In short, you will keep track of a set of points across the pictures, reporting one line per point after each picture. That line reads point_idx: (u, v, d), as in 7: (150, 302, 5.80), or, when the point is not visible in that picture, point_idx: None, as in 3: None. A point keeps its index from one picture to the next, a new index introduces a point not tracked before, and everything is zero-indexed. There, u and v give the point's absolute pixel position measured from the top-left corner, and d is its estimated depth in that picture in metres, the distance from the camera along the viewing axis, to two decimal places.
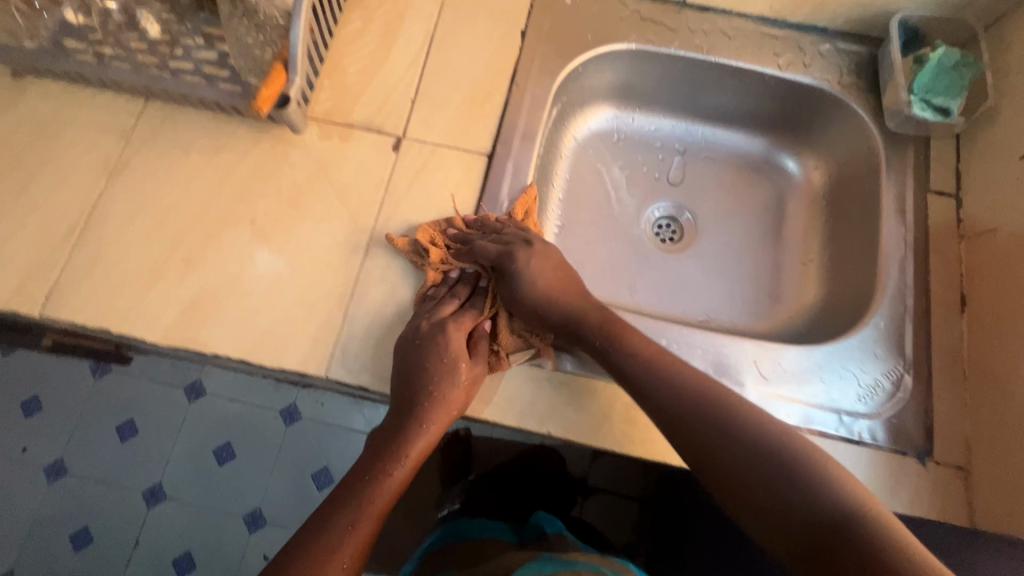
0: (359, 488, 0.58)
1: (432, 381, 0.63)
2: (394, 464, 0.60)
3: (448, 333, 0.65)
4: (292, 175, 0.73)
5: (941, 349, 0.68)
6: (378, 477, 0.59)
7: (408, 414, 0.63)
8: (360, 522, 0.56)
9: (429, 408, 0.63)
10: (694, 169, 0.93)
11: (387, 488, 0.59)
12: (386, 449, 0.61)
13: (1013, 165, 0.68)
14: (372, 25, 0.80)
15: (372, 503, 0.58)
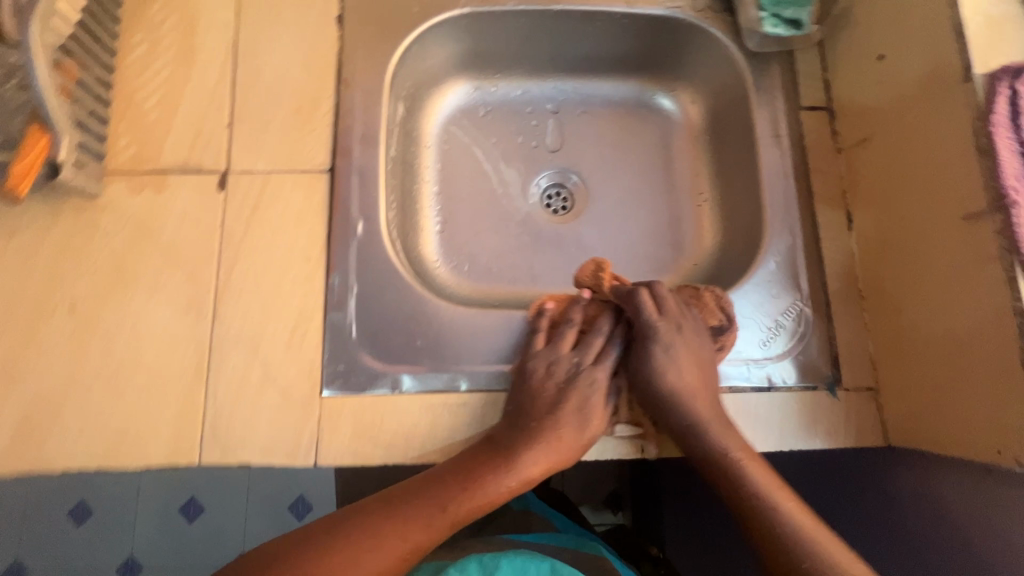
0: (442, 489, 0.54)
1: (562, 411, 0.59)
2: (496, 483, 0.55)
3: (588, 381, 0.61)
4: (107, 245, 0.63)
5: (835, 272, 0.67)
6: (470, 488, 0.55)
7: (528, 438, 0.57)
8: (433, 523, 0.53)
9: (548, 440, 0.58)
10: (572, 128, 0.85)
11: (472, 506, 0.54)
12: (486, 458, 0.57)
13: (873, 65, 0.64)
14: (162, 46, 0.68)
15: (452, 512, 0.53)
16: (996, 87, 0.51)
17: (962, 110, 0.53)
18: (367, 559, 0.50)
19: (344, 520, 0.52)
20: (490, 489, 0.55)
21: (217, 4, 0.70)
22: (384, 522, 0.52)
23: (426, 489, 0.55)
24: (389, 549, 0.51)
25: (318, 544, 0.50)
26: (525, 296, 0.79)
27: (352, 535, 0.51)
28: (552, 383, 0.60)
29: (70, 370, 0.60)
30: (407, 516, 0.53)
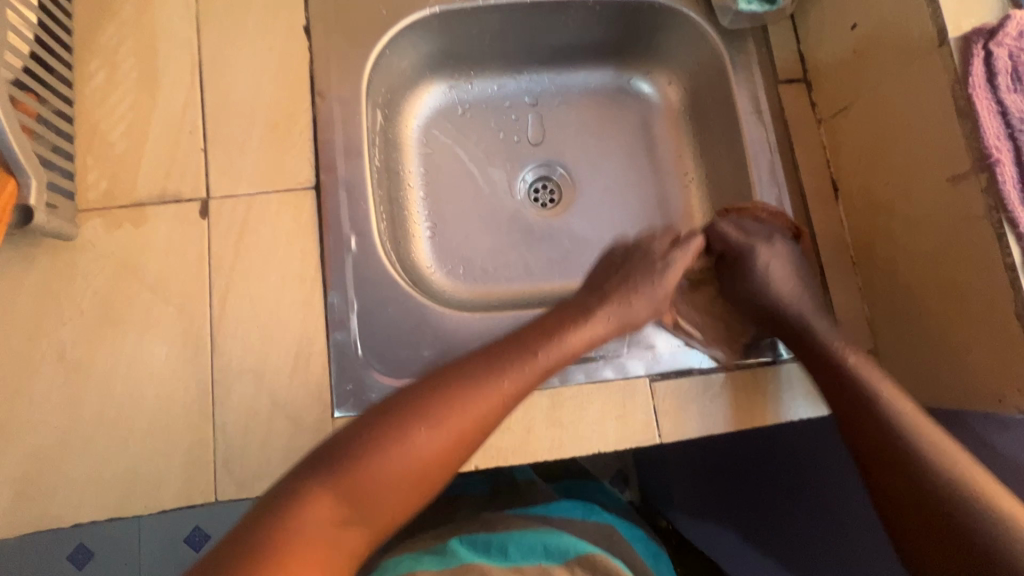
0: (527, 345, 0.57)
1: (637, 280, 0.65)
2: (573, 344, 0.59)
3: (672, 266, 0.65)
4: (91, 286, 0.60)
5: (826, 240, 0.68)
6: (553, 344, 0.58)
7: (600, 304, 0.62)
8: (524, 374, 0.55)
9: (620, 301, 0.63)
10: (554, 118, 0.84)
11: (558, 353, 0.57)
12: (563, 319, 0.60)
13: (846, 35, 0.65)
14: (121, 72, 0.65)
15: (540, 362, 0.56)
16: (971, 49, 0.52)
17: (939, 75, 0.54)
18: (469, 400, 0.51)
19: (447, 369, 0.54)
20: (570, 345, 0.58)
21: (175, 23, 0.66)
22: (479, 372, 0.53)
23: (511, 346, 0.57)
24: (489, 392, 0.52)
25: (429, 386, 0.52)
26: (524, 293, 0.79)
27: (457, 382, 0.52)
28: (643, 274, 0.65)
29: (67, 421, 0.57)
30: (501, 368, 0.54)
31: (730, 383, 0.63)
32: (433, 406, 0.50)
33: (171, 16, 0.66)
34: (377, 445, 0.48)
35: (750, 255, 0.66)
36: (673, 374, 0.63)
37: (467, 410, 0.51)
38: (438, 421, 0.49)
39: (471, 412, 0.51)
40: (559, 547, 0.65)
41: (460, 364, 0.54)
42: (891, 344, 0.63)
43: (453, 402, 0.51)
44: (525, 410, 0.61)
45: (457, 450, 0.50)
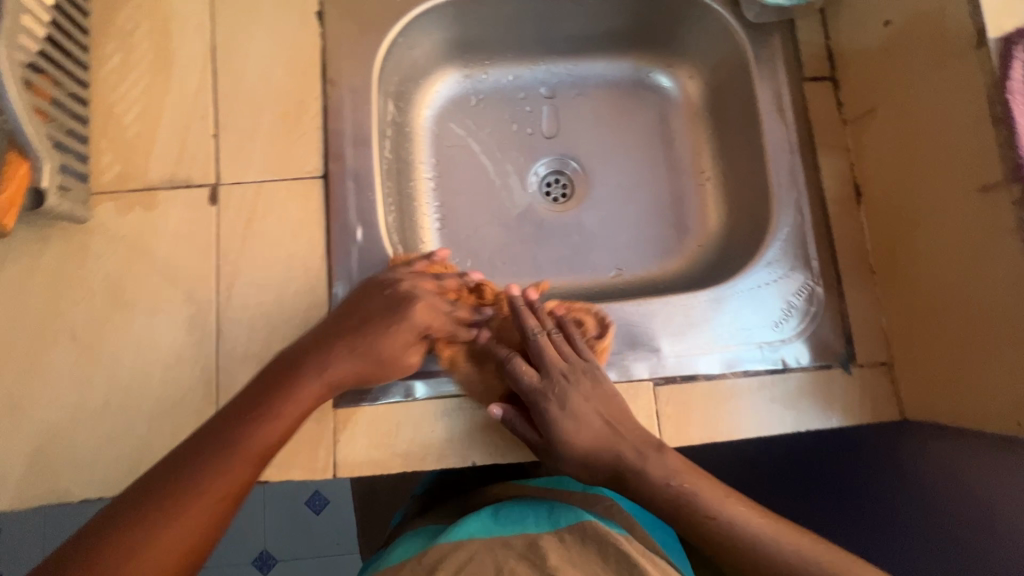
0: (212, 443, 0.48)
1: (371, 333, 0.55)
2: (292, 406, 0.51)
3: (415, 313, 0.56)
4: (101, 268, 0.61)
5: (847, 247, 0.65)
6: (286, 401, 0.51)
7: (336, 353, 0.54)
8: (235, 463, 0.48)
9: (347, 348, 0.54)
10: (568, 111, 0.83)
11: (274, 429, 0.50)
12: (278, 388, 0.52)
13: (880, 32, 0.61)
14: (136, 55, 0.65)
15: (249, 442, 0.49)
16: (1011, 51, 0.49)
17: (976, 79, 0.51)
18: (185, 500, 0.45)
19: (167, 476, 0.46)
20: (304, 398, 0.52)
21: (190, 7, 0.66)
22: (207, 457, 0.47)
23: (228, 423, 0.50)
24: (207, 491, 0.46)
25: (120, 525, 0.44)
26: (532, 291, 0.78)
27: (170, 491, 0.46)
28: (358, 335, 0.54)
29: (76, 400, 0.59)
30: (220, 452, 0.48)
31: (736, 391, 0.62)
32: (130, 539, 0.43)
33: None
34: None
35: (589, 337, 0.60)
36: (678, 378, 0.62)
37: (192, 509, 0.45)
38: (146, 557, 0.43)
39: (195, 525, 0.45)
40: (553, 516, 0.57)
41: (160, 474, 0.47)
42: (909, 357, 0.61)
43: (164, 523, 0.44)
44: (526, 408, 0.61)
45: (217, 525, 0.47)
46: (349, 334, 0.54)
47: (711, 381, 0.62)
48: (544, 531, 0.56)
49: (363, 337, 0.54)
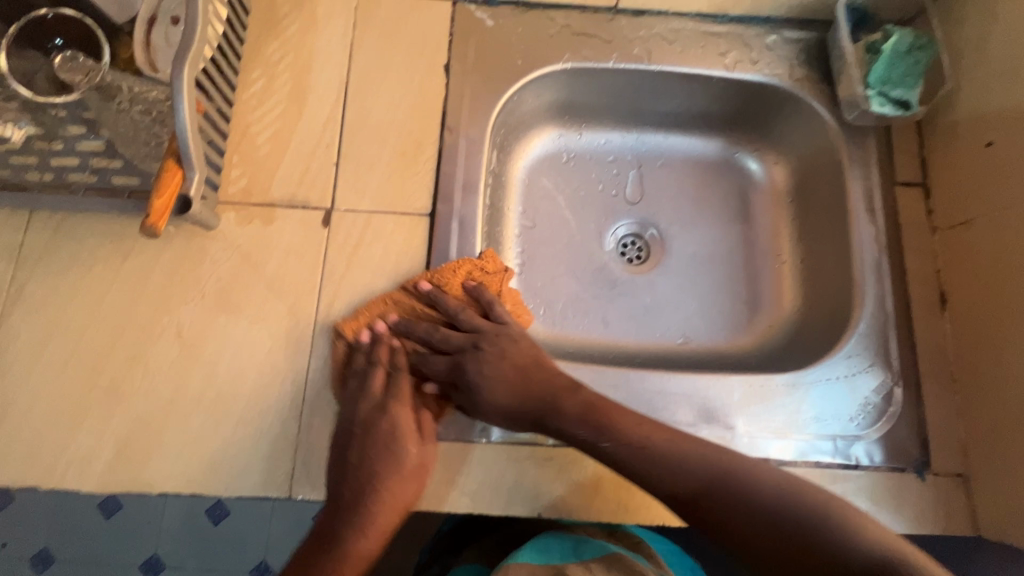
0: None
1: (371, 459, 0.58)
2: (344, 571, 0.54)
3: (388, 414, 0.60)
4: (215, 272, 0.65)
5: (928, 351, 0.66)
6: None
7: (353, 516, 0.57)
8: None
9: (364, 475, 0.58)
10: (652, 180, 0.86)
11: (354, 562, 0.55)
12: (318, 561, 0.55)
13: (981, 153, 0.64)
14: (277, 83, 0.71)
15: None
16: None
17: None
18: None
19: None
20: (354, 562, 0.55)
21: (332, 46, 0.72)
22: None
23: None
24: None
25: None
26: (600, 346, 0.80)
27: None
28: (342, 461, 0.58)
29: (170, 394, 0.61)
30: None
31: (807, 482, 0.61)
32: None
33: (328, 40, 0.72)
34: None
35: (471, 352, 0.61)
36: None
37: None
38: None
39: None
40: (578, 548, 0.62)
41: None
42: (985, 471, 0.61)
43: None
44: (595, 466, 0.61)
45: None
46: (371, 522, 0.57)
47: (781, 467, 0.62)
48: (568, 562, 0.60)
49: (379, 494, 0.58)
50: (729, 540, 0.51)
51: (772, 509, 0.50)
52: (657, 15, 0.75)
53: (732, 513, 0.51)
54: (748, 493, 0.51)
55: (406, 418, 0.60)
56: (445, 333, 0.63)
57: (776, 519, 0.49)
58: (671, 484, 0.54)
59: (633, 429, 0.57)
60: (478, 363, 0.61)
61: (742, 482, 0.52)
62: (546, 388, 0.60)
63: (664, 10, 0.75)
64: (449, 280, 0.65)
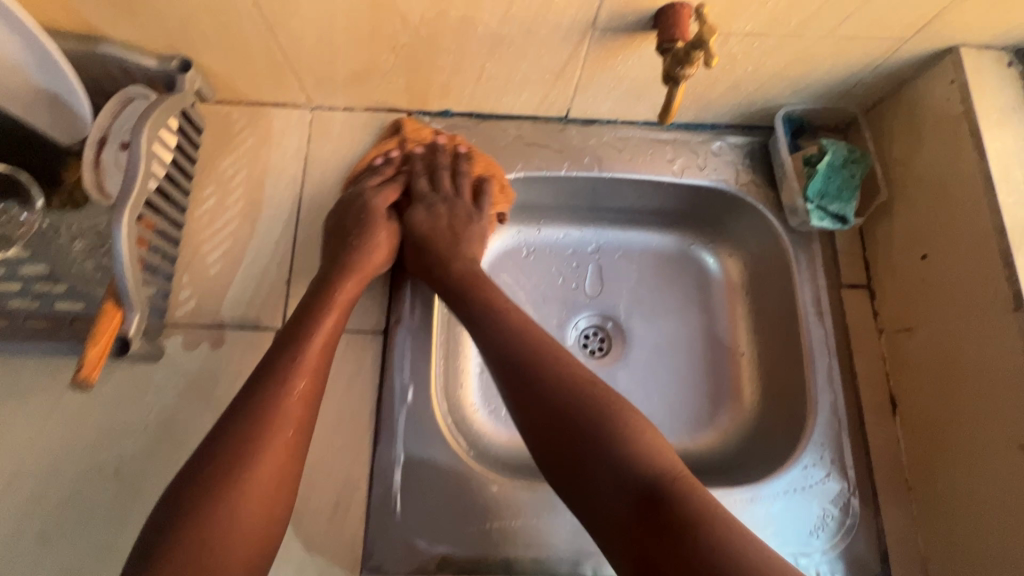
0: (243, 411, 0.51)
1: (352, 236, 0.66)
2: (296, 377, 0.54)
3: (379, 196, 0.69)
4: (159, 398, 0.63)
5: (881, 458, 0.66)
6: (285, 401, 0.53)
7: (303, 328, 0.58)
8: (285, 403, 0.53)
9: (347, 266, 0.64)
10: (611, 271, 0.87)
11: (294, 395, 0.53)
12: (261, 384, 0.53)
13: (916, 263, 0.66)
14: (229, 200, 0.71)
15: (296, 380, 0.54)
16: None
17: (1014, 339, 0.54)
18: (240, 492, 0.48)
19: (175, 502, 0.47)
20: (299, 383, 0.54)
21: (286, 161, 0.73)
22: (208, 482, 0.48)
23: (224, 441, 0.50)
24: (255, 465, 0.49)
25: (165, 547, 0.45)
26: None
27: (209, 517, 0.46)
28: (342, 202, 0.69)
29: (105, 533, 0.59)
30: (221, 473, 0.48)
31: None
32: (199, 552, 0.45)
33: (283, 155, 0.73)
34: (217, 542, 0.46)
35: (455, 209, 0.71)
36: None
37: (236, 503, 0.48)
38: (221, 532, 0.46)
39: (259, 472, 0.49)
40: None
41: (202, 467, 0.48)
42: None
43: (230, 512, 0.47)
44: None
45: (279, 500, 0.51)
46: (324, 312, 0.60)
47: None
48: None
49: (339, 278, 0.63)
50: (535, 411, 0.55)
51: (584, 401, 0.54)
52: (606, 124, 0.78)
53: (548, 389, 0.55)
54: (572, 381, 0.55)
55: (381, 208, 0.69)
56: (449, 185, 0.72)
57: (578, 406, 0.53)
58: (506, 342, 0.59)
59: (501, 309, 0.62)
60: (432, 206, 0.71)
61: (571, 377, 0.56)
62: (449, 249, 0.69)
63: (613, 119, 0.77)
64: (477, 162, 0.74)
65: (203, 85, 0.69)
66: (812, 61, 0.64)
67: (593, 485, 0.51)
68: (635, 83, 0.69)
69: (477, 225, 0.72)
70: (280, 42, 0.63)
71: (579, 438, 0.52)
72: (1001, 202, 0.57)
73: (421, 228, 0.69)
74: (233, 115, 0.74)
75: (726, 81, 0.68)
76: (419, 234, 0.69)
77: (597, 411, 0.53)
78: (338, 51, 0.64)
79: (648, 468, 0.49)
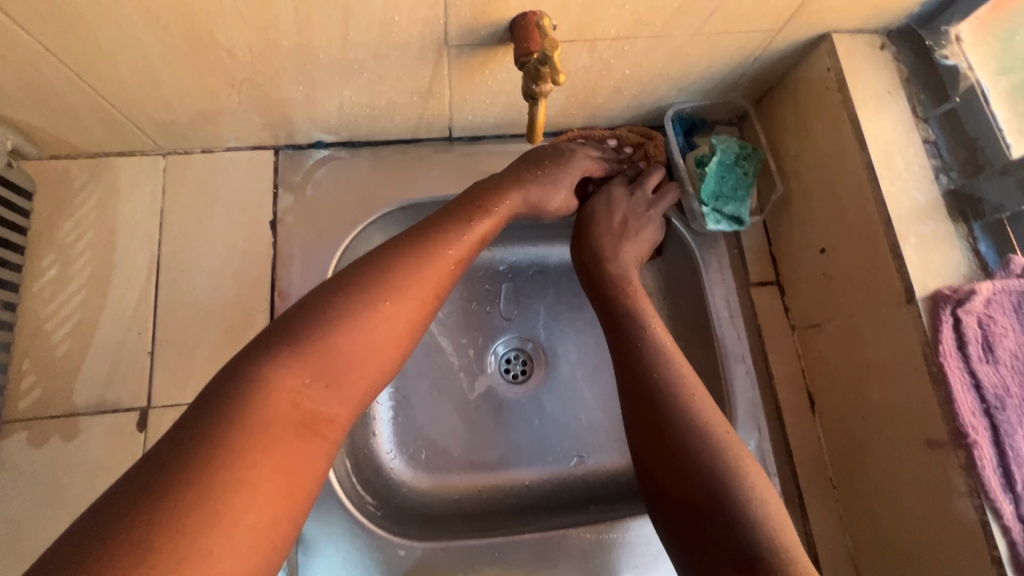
0: (385, 259, 0.49)
1: (537, 169, 0.63)
2: (440, 256, 0.52)
3: (576, 154, 0.66)
4: (5, 507, 0.55)
5: (803, 460, 0.64)
6: (421, 277, 0.50)
7: (462, 215, 0.56)
8: (421, 279, 0.50)
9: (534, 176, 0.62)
10: (526, 291, 0.83)
11: (441, 264, 0.52)
12: (412, 251, 0.51)
13: (817, 257, 0.64)
14: (75, 268, 0.63)
15: (442, 256, 0.52)
16: (939, 314, 0.50)
17: (909, 332, 0.52)
18: (353, 324, 0.45)
19: (300, 314, 0.45)
20: (438, 264, 0.51)
21: (140, 216, 0.65)
22: (336, 315, 0.45)
23: (358, 285, 0.47)
24: (376, 316, 0.46)
25: (272, 351, 0.42)
26: (489, 487, 0.73)
27: (323, 349, 0.43)
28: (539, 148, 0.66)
29: None
30: (353, 310, 0.45)
31: None
32: (301, 370, 0.42)
33: (134, 210, 0.65)
34: (321, 349, 0.43)
35: (636, 202, 0.68)
36: None
37: (354, 343, 0.44)
38: (338, 350, 0.43)
39: (379, 329, 0.46)
40: None
41: (336, 292, 0.46)
42: None
43: (344, 340, 0.44)
44: None
45: (382, 369, 0.46)
46: (486, 208, 0.58)
47: None
48: None
49: (484, 202, 0.59)
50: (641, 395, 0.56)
51: (684, 406, 0.53)
52: (495, 139, 0.72)
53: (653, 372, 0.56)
54: (680, 384, 0.55)
55: (575, 167, 0.65)
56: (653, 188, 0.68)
57: (682, 402, 0.54)
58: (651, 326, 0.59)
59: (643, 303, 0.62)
60: (612, 195, 0.68)
61: (673, 376, 0.55)
62: (610, 243, 0.66)
63: (500, 133, 0.72)
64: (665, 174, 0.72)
65: (23, 143, 0.60)
66: (689, 59, 0.61)
67: (668, 470, 0.52)
68: (512, 96, 0.64)
69: (638, 237, 0.67)
70: (99, 90, 0.55)
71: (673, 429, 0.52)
72: (884, 190, 0.55)
73: (595, 214, 0.67)
74: (72, 170, 0.65)
75: (608, 86, 0.65)
76: (587, 219, 0.67)
77: (692, 412, 0.53)
78: (170, 92, 0.57)
79: (717, 472, 0.49)
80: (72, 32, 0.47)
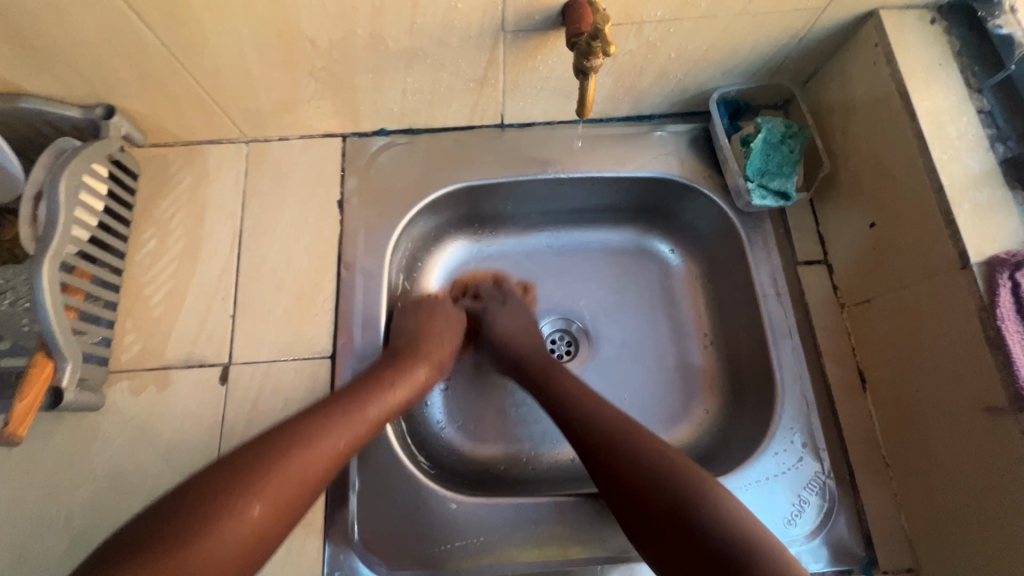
0: (281, 438, 0.49)
1: (421, 336, 0.67)
2: (345, 430, 0.53)
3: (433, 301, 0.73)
4: (107, 446, 0.62)
5: (854, 436, 0.63)
6: (311, 460, 0.49)
7: (362, 394, 0.57)
8: (316, 461, 0.49)
9: (415, 348, 0.65)
10: (572, 274, 0.84)
11: (328, 451, 0.51)
12: (301, 429, 0.51)
13: (866, 232, 0.64)
14: (170, 241, 0.71)
15: (342, 435, 0.53)
16: (996, 280, 0.50)
17: (966, 298, 0.51)
18: (228, 520, 0.43)
19: (179, 504, 0.43)
20: (328, 448, 0.51)
21: (225, 196, 0.73)
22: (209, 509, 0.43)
23: (246, 467, 0.46)
24: (260, 506, 0.45)
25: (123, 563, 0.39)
26: (529, 459, 0.75)
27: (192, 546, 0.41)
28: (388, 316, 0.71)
29: None
30: (220, 508, 0.43)
31: None
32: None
33: (221, 190, 0.73)
34: (192, 544, 0.41)
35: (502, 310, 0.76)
36: None
37: (219, 549, 0.42)
38: (215, 545, 0.42)
39: (263, 519, 0.45)
40: None
41: (222, 473, 0.45)
42: (933, 567, 0.56)
43: (226, 529, 0.43)
44: None
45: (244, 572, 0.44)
46: (382, 386, 0.59)
47: None
48: None
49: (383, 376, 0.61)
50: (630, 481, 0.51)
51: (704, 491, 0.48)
52: (544, 126, 0.77)
53: (634, 470, 0.51)
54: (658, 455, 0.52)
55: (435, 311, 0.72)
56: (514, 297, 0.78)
57: (673, 473, 0.50)
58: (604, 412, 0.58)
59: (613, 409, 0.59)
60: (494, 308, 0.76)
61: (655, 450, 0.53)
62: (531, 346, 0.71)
63: (549, 121, 0.76)
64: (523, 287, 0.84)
65: (133, 129, 0.69)
66: (734, 40, 0.64)
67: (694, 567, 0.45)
68: (561, 81, 0.68)
69: (512, 319, 0.74)
70: (199, 80, 0.63)
71: (675, 510, 0.47)
72: (936, 158, 0.55)
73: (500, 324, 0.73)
74: (169, 157, 0.74)
75: (653, 70, 0.68)
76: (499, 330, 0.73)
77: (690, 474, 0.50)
78: (257, 82, 0.64)
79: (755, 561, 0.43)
80: (184, 27, 0.55)
